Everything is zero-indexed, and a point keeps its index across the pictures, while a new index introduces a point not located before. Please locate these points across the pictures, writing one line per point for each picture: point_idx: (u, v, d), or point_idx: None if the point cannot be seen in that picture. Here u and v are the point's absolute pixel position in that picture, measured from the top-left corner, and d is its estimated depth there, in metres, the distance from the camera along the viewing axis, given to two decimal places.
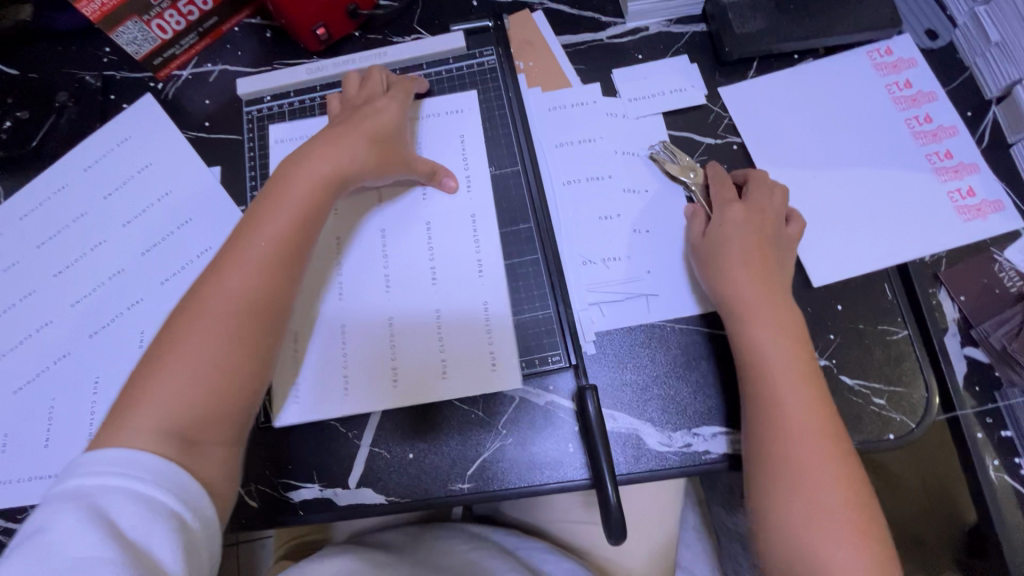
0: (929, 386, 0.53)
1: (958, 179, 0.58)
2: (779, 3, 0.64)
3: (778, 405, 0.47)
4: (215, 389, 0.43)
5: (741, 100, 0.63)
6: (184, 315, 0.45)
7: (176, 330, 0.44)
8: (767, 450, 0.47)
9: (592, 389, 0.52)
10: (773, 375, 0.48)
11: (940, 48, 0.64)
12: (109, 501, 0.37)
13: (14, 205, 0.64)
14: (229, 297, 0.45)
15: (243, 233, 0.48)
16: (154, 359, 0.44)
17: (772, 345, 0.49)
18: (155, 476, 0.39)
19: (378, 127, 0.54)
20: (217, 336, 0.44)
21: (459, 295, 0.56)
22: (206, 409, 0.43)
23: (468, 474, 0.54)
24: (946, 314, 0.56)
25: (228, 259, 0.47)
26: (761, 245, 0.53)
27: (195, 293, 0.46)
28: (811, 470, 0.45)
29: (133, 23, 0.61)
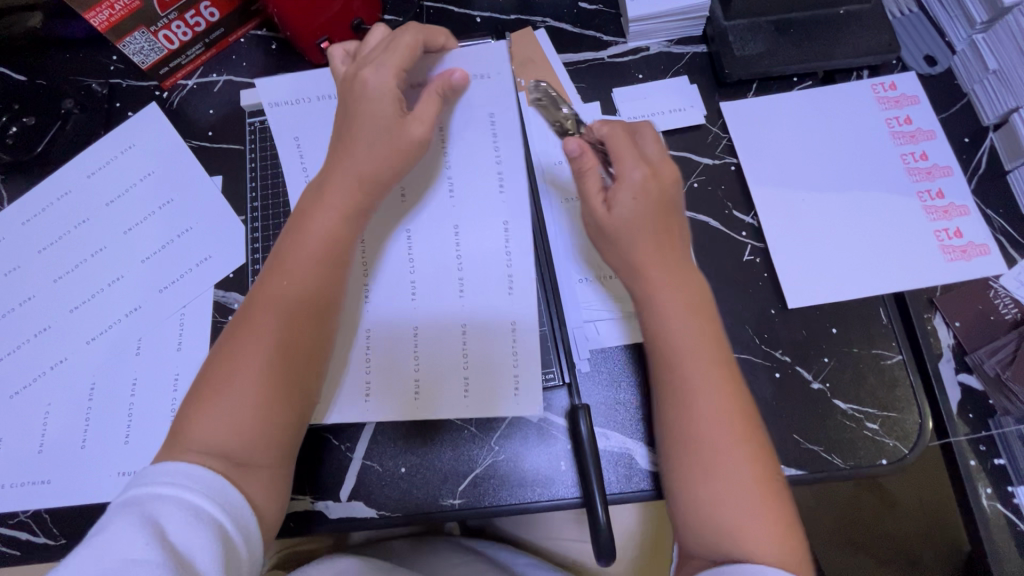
0: (922, 412, 0.53)
1: (947, 220, 0.58)
2: (780, 27, 0.64)
3: (689, 390, 0.46)
4: (261, 410, 0.43)
5: (740, 121, 0.63)
6: (230, 341, 0.45)
7: (226, 360, 0.44)
8: (677, 441, 0.46)
9: (585, 409, 0.52)
10: (678, 362, 0.47)
11: (938, 74, 0.64)
12: (157, 507, 0.38)
13: (17, 211, 0.65)
14: (270, 323, 0.45)
15: (280, 253, 0.47)
16: (202, 388, 0.44)
17: (678, 329, 0.47)
18: (201, 484, 0.40)
19: (374, 106, 0.46)
20: (261, 364, 0.44)
21: (485, 309, 0.52)
22: (256, 437, 0.43)
23: (460, 489, 0.54)
24: (941, 340, 0.56)
25: (268, 285, 0.46)
26: (659, 210, 0.48)
27: (238, 318, 0.46)
28: (716, 457, 0.45)
29: (141, 33, 0.62)
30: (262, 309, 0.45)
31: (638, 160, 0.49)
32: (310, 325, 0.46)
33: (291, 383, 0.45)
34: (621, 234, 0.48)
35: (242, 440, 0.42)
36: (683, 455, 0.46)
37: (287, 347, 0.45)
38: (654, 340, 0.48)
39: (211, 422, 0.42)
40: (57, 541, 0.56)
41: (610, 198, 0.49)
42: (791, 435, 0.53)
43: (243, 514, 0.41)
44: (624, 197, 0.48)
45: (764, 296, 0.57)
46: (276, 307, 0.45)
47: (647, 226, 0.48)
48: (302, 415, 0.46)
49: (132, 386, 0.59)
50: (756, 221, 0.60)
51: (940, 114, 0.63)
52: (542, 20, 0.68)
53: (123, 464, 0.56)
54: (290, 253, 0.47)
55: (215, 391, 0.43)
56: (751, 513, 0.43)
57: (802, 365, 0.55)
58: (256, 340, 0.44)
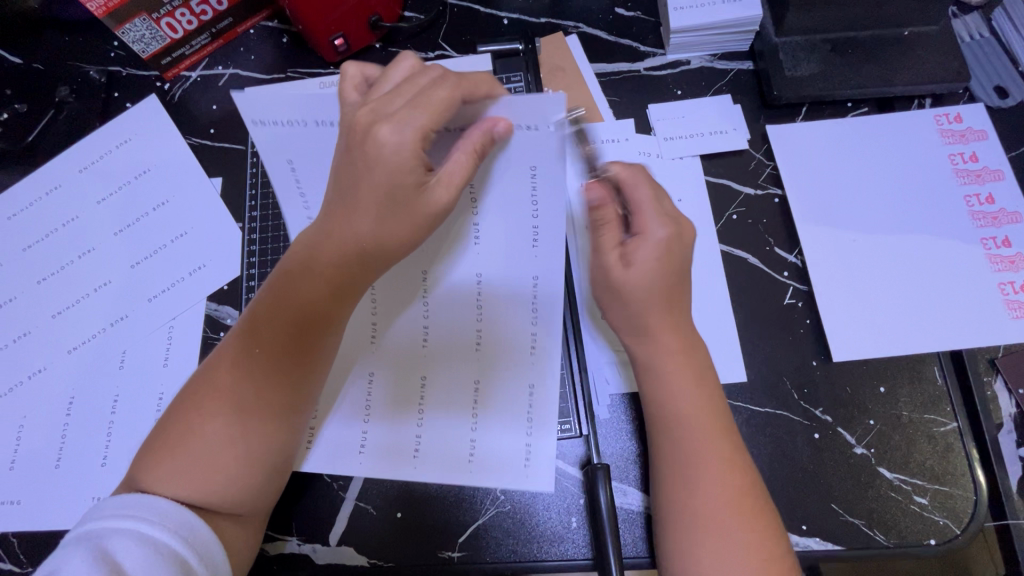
0: (978, 488, 0.48)
1: (1014, 272, 0.52)
2: (836, 46, 0.59)
3: (683, 450, 0.44)
4: (234, 462, 0.42)
5: (788, 148, 0.58)
6: (206, 386, 0.43)
7: (193, 415, 0.42)
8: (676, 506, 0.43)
9: (604, 470, 0.47)
10: (681, 424, 0.44)
11: (1010, 108, 0.58)
12: (114, 543, 0.37)
13: (2, 204, 0.61)
14: (248, 374, 0.42)
15: (266, 300, 0.44)
16: (174, 433, 0.42)
17: (684, 393, 0.44)
18: (164, 517, 0.39)
19: (392, 167, 0.40)
20: (236, 416, 0.42)
21: (506, 373, 0.49)
22: (226, 490, 0.41)
23: (459, 541, 0.49)
24: (1001, 407, 0.50)
25: (247, 335, 0.43)
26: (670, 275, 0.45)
27: (216, 364, 0.43)
28: (715, 524, 0.41)
29: (142, 20, 0.57)
30: (241, 362, 0.43)
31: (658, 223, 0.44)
32: (289, 385, 0.44)
33: (267, 444, 0.43)
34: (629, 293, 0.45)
35: (212, 498, 0.41)
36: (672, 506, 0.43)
37: (264, 409, 0.43)
38: (653, 398, 0.46)
39: (178, 477, 0.40)
40: (23, 568, 0.51)
41: (624, 255, 0.44)
42: (830, 504, 0.48)
43: (212, 547, 0.40)
44: (641, 254, 0.44)
45: (806, 346, 0.52)
46: (249, 363, 0.43)
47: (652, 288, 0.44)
48: (279, 468, 0.45)
49: (113, 403, 0.55)
50: (799, 260, 0.55)
51: (1010, 153, 0.57)
52: (575, 25, 0.63)
53: (97, 487, 0.52)
54: (273, 304, 0.43)
55: (186, 444, 0.41)
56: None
57: (845, 427, 0.50)
58: (231, 395, 0.42)
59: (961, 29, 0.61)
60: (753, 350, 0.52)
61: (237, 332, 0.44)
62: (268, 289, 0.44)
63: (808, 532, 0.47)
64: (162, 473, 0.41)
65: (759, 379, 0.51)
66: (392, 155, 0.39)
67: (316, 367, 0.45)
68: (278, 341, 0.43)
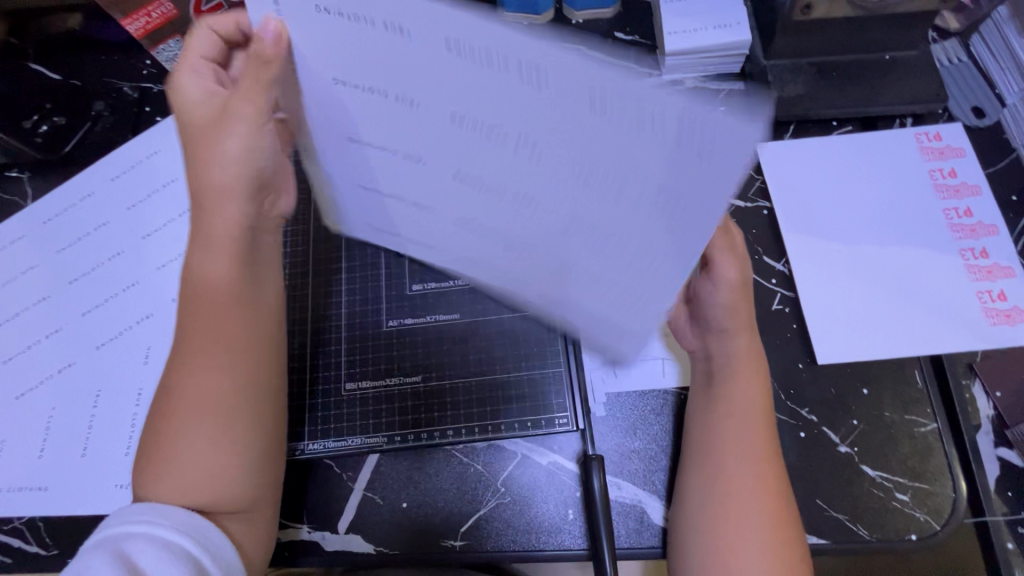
0: (956, 487, 0.50)
1: (991, 281, 0.55)
2: (822, 69, 0.62)
3: (723, 448, 0.47)
4: (211, 449, 0.44)
5: (776, 163, 0.61)
6: (167, 394, 0.45)
7: (162, 423, 0.44)
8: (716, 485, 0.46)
9: (598, 461, 0.50)
10: (739, 413, 0.48)
11: (987, 128, 0.62)
12: (129, 545, 0.40)
13: (39, 209, 0.65)
14: (201, 368, 0.45)
15: (190, 298, 0.47)
16: (152, 445, 0.44)
17: (743, 385, 0.49)
18: (174, 520, 0.42)
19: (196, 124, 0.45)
20: (200, 407, 0.44)
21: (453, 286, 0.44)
22: (216, 478, 0.43)
23: (461, 530, 0.52)
24: (979, 409, 0.53)
25: (192, 338, 0.46)
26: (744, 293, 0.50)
27: (172, 373, 0.46)
28: (744, 505, 0.45)
29: (175, 41, 0.62)
30: (190, 363, 0.45)
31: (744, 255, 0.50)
32: (245, 372, 0.46)
33: (233, 426, 0.45)
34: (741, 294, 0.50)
35: (201, 492, 0.43)
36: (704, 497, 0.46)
37: (227, 398, 0.45)
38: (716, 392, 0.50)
39: (167, 482, 0.43)
40: (49, 551, 0.54)
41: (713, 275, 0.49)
42: (815, 500, 0.50)
43: (222, 545, 0.43)
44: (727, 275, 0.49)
45: (793, 350, 0.55)
46: (200, 360, 0.45)
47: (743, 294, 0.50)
48: (264, 455, 0.47)
49: (137, 396, 0.58)
50: (787, 268, 0.58)
51: (987, 169, 0.61)
52: None
53: (119, 475, 0.55)
54: (212, 303, 0.46)
55: (163, 451, 0.44)
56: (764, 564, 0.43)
57: (830, 426, 0.52)
58: (189, 394, 0.44)
59: (940, 53, 0.65)
60: None
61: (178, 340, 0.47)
62: (198, 292, 0.47)
63: None
64: (153, 484, 0.43)
65: None
66: (235, 141, 0.43)
67: (251, 338, 0.47)
68: (213, 326, 0.45)
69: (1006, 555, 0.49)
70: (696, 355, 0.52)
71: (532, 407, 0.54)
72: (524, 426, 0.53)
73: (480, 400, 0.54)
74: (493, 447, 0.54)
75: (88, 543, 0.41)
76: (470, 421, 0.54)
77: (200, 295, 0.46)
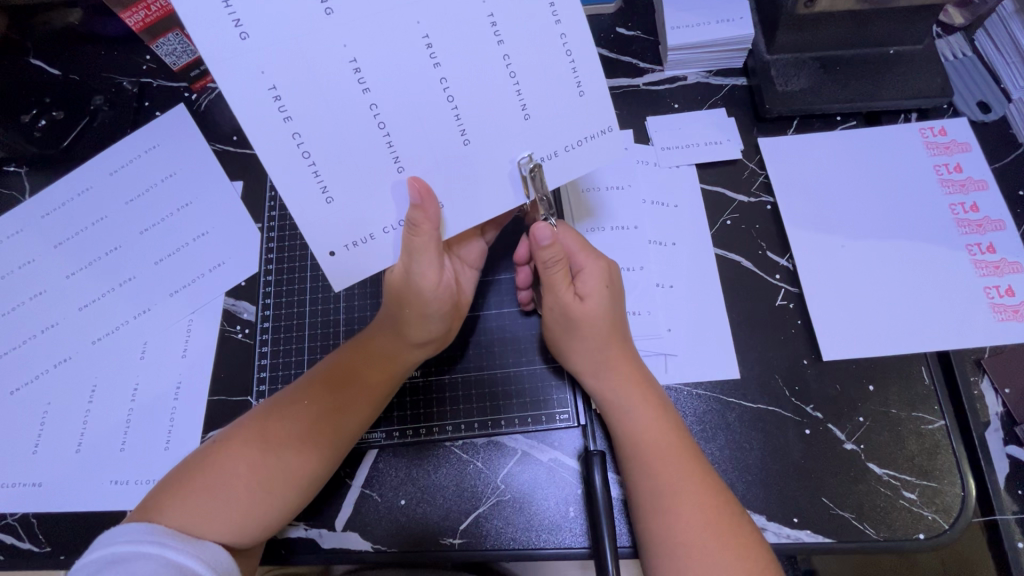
0: (966, 485, 0.49)
1: (999, 276, 0.54)
2: (826, 64, 0.62)
3: (639, 476, 0.46)
4: (244, 486, 0.44)
5: (778, 157, 0.61)
6: (245, 424, 0.46)
7: (222, 448, 0.45)
8: (651, 531, 0.44)
9: (600, 456, 0.50)
10: (639, 442, 0.47)
11: (992, 122, 0.61)
12: (139, 566, 0.38)
13: (38, 203, 0.65)
14: (291, 418, 0.46)
15: (323, 367, 0.50)
16: (199, 463, 0.45)
17: (632, 413, 0.48)
18: (188, 544, 0.40)
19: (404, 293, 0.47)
20: (263, 446, 0.45)
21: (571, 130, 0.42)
22: (229, 514, 0.43)
23: (460, 529, 0.51)
24: (988, 406, 0.52)
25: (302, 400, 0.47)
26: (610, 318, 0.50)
27: (262, 408, 0.48)
28: (690, 546, 0.42)
29: (175, 34, 0.62)
30: (287, 424, 0.46)
31: (596, 254, 0.51)
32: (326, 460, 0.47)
33: (277, 474, 0.45)
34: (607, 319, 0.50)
35: (208, 521, 0.42)
36: (644, 515, 0.45)
37: (280, 449, 0.45)
38: (615, 427, 0.49)
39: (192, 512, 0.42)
40: (42, 548, 0.53)
41: (578, 293, 0.50)
42: (820, 497, 0.49)
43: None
44: (589, 287, 0.49)
45: (798, 345, 0.54)
46: (294, 410, 0.47)
47: (603, 324, 0.49)
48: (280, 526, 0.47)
49: (133, 391, 0.57)
50: (791, 263, 0.57)
51: (993, 164, 0.60)
52: None
53: (116, 470, 0.55)
54: (332, 383, 0.48)
55: (200, 473, 0.44)
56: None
57: (835, 423, 0.52)
58: (268, 450, 0.45)
59: (945, 48, 0.65)
60: (747, 349, 0.54)
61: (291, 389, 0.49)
62: (330, 369, 0.49)
63: (799, 525, 0.49)
64: (176, 502, 0.42)
65: (752, 376, 0.53)
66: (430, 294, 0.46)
67: (346, 418, 0.48)
68: (322, 391, 0.48)
69: (1014, 553, 0.49)
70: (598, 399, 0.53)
71: (533, 402, 0.54)
72: (525, 423, 0.53)
73: (480, 396, 0.54)
74: (494, 445, 0.53)
75: (84, 563, 0.38)
76: (470, 418, 0.53)
77: (326, 371, 0.49)
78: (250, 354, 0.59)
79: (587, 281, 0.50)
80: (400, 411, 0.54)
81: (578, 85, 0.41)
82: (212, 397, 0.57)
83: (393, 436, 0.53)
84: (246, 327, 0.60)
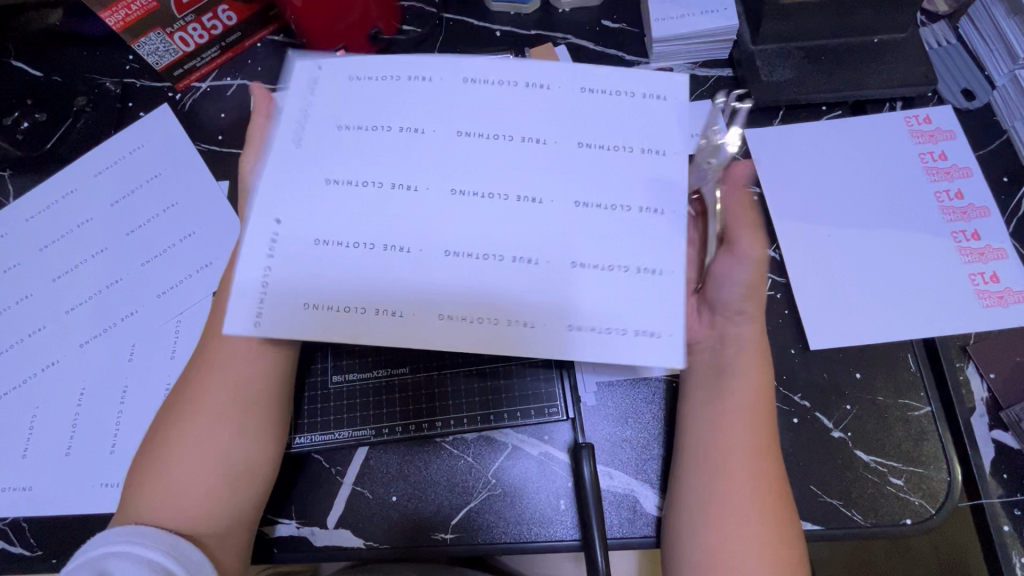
0: (952, 470, 0.50)
1: (983, 263, 0.55)
2: (811, 54, 0.62)
3: (727, 433, 0.45)
4: (196, 461, 0.44)
5: (765, 149, 0.61)
6: (175, 408, 0.46)
7: (165, 435, 0.46)
8: (725, 485, 0.44)
9: (589, 449, 0.50)
10: (745, 399, 0.46)
11: (977, 109, 0.61)
12: (112, 565, 0.38)
13: (23, 206, 0.64)
14: (213, 386, 0.46)
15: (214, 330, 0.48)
16: (150, 455, 0.45)
17: (744, 371, 0.47)
18: (159, 541, 0.40)
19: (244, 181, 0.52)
20: (199, 418, 0.45)
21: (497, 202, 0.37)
22: (192, 489, 0.44)
23: (452, 523, 0.51)
24: (974, 392, 0.52)
25: (205, 369, 0.47)
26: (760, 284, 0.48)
27: (183, 389, 0.47)
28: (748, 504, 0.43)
29: (156, 34, 0.61)
30: (214, 391, 0.46)
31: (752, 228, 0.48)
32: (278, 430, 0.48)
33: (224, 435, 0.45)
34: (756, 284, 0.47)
35: (172, 503, 0.43)
36: (699, 466, 0.46)
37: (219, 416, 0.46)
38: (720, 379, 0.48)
39: (160, 510, 0.43)
40: (34, 552, 0.53)
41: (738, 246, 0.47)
42: (809, 486, 0.50)
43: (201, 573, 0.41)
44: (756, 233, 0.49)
45: (786, 335, 0.54)
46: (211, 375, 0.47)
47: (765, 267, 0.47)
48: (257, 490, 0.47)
49: (122, 393, 0.57)
50: (778, 254, 0.57)
51: (977, 151, 0.60)
52: (564, 36, 0.67)
53: (107, 474, 0.55)
54: (226, 363, 0.47)
55: (153, 463, 0.45)
56: (754, 551, 0.42)
57: (823, 412, 0.52)
58: (206, 416, 0.45)
59: (929, 36, 0.65)
60: None
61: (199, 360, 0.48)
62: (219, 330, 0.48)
63: None
64: (142, 494, 0.44)
65: None
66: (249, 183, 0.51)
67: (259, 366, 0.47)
68: (232, 351, 0.47)
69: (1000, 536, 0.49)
70: (701, 346, 0.49)
71: (523, 397, 0.53)
72: (516, 418, 0.53)
73: (470, 392, 0.54)
74: (485, 439, 0.53)
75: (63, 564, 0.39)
76: (461, 413, 0.53)
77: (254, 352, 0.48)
78: None
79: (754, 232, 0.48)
80: (391, 408, 0.54)
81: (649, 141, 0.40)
82: None
83: (384, 433, 0.53)
84: None
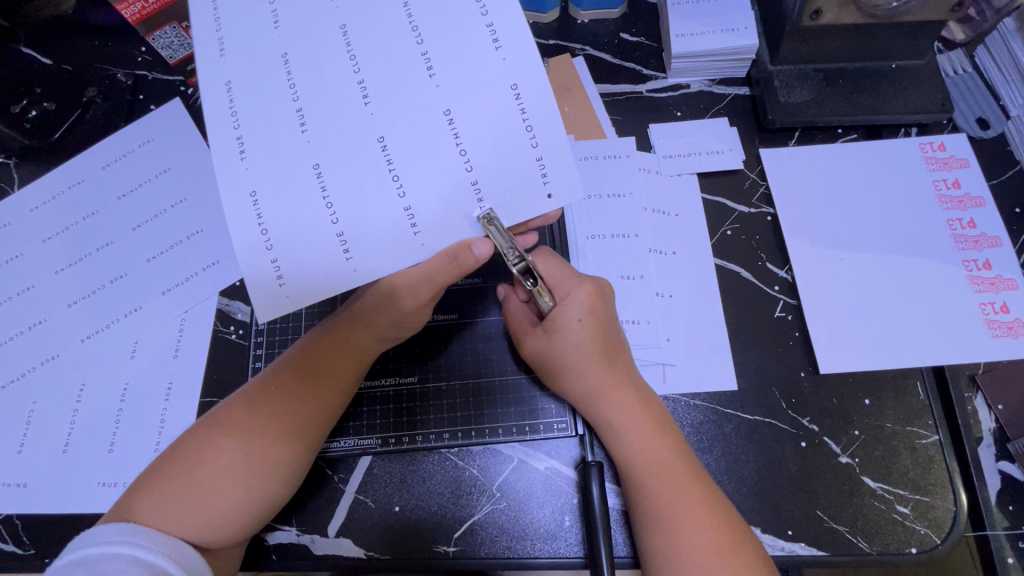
0: (957, 499, 0.50)
1: (994, 293, 0.55)
2: (828, 76, 0.62)
3: (653, 492, 0.45)
4: (222, 490, 0.43)
5: (780, 169, 0.61)
6: (220, 426, 0.45)
7: (200, 448, 0.44)
8: (658, 543, 0.43)
9: (597, 467, 0.49)
10: (645, 462, 0.46)
11: (991, 139, 0.62)
12: (108, 566, 0.37)
13: (27, 196, 0.63)
14: (270, 416, 0.45)
15: (290, 368, 0.48)
16: (175, 464, 0.44)
17: (637, 432, 0.47)
18: (161, 546, 0.39)
19: None
20: (243, 445, 0.44)
21: (355, 184, 0.36)
22: (210, 514, 0.42)
23: (454, 536, 0.50)
24: (981, 422, 0.53)
25: (266, 398, 0.46)
26: (600, 332, 0.49)
27: (230, 408, 0.46)
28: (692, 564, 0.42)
29: (171, 28, 0.61)
30: (270, 420, 0.45)
31: (580, 277, 0.50)
32: (294, 447, 0.46)
33: (262, 471, 0.44)
34: (554, 358, 0.49)
35: (184, 526, 0.42)
36: (646, 526, 0.44)
37: (263, 456, 0.44)
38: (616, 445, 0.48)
39: (167, 506, 0.42)
40: (27, 551, 0.52)
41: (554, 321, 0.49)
42: (815, 511, 0.50)
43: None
44: (570, 314, 0.48)
45: (795, 357, 0.54)
46: (270, 406, 0.46)
47: (588, 344, 0.48)
48: (258, 521, 0.46)
49: (122, 390, 0.56)
50: (790, 275, 0.57)
51: (990, 181, 0.60)
52: (582, 47, 0.67)
53: (104, 472, 0.54)
54: (291, 400, 0.46)
55: (175, 476, 0.43)
56: None
57: (831, 437, 0.52)
58: (249, 443, 0.44)
59: (945, 63, 0.65)
60: (745, 361, 0.54)
61: (259, 387, 0.47)
62: (302, 364, 0.48)
63: (793, 538, 0.49)
64: (149, 505, 0.42)
65: (750, 388, 0.54)
66: None
67: (319, 409, 0.47)
68: (298, 391, 0.47)
69: (1004, 568, 0.49)
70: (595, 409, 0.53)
71: (530, 411, 0.53)
72: (521, 432, 0.52)
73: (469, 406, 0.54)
74: (489, 452, 0.53)
75: (57, 565, 0.38)
76: (464, 426, 0.53)
77: (296, 357, 0.48)
78: (243, 354, 0.58)
79: (554, 318, 0.49)
80: (395, 416, 0.53)
81: (398, 185, 0.36)
82: (203, 398, 0.56)
83: (389, 442, 0.53)
84: (240, 328, 0.59)
